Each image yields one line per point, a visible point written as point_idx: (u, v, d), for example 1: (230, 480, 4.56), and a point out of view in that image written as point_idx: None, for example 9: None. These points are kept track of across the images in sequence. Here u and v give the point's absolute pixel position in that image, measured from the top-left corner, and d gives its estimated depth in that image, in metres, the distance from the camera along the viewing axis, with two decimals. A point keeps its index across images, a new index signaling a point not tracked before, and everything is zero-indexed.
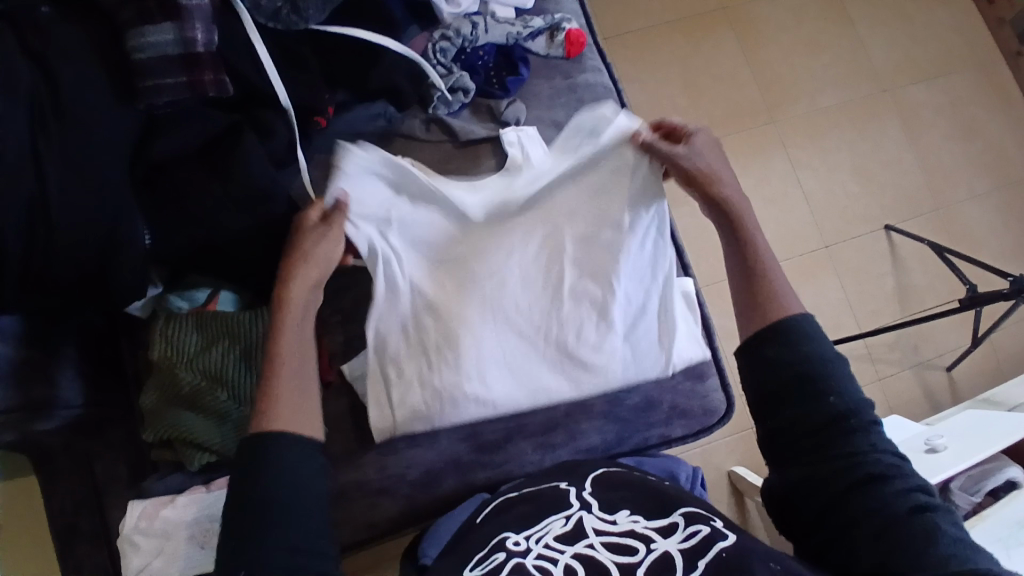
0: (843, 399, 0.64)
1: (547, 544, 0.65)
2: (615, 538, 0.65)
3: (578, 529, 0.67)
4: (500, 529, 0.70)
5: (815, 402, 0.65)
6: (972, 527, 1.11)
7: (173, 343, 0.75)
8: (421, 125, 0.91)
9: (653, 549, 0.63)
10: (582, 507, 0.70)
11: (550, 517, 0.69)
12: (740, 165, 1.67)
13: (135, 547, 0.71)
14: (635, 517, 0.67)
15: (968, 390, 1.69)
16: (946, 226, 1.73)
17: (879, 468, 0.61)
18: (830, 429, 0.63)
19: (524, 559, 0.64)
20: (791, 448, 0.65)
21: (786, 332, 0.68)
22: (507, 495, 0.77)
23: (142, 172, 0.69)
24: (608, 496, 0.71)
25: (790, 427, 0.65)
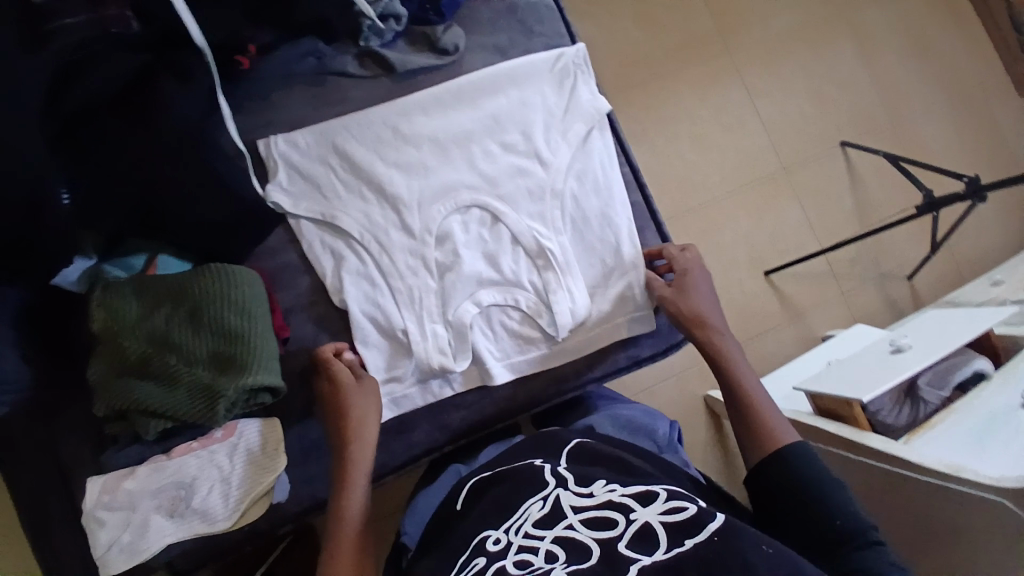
0: (849, 520, 0.62)
1: (527, 534, 0.60)
2: (593, 513, 0.60)
3: (556, 510, 0.61)
4: (480, 526, 0.64)
5: (822, 519, 0.62)
6: (943, 422, 1.14)
7: (114, 311, 0.71)
8: (353, 61, 0.85)
9: (633, 520, 0.58)
10: (559, 485, 0.64)
11: (528, 501, 0.64)
12: (695, 94, 1.64)
13: (101, 525, 0.69)
14: (611, 487, 0.63)
15: (928, 298, 1.73)
16: (900, 138, 1.74)
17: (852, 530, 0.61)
18: (842, 544, 0.60)
19: (503, 560, 0.58)
20: (803, 541, 0.63)
21: (780, 460, 0.68)
22: (480, 476, 0.74)
23: (58, 125, 0.64)
24: (584, 469, 0.67)
25: (782, 503, 0.66)
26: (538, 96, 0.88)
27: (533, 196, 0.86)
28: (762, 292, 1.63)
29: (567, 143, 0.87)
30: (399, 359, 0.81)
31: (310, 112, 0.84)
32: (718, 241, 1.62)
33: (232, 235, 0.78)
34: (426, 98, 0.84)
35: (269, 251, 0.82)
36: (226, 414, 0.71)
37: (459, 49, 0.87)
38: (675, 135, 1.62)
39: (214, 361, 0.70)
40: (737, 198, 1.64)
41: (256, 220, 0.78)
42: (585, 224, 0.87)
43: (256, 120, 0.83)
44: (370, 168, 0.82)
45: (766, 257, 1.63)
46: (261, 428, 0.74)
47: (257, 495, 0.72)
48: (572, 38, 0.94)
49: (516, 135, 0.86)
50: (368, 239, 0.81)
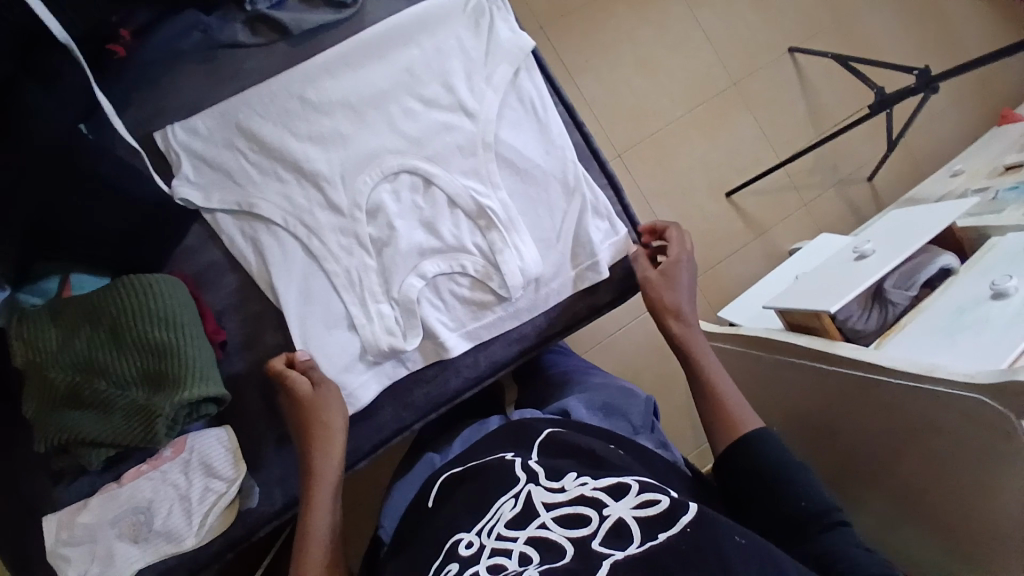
0: (815, 500, 0.61)
1: (499, 535, 0.58)
2: (566, 510, 0.58)
3: (528, 508, 0.59)
4: (452, 528, 0.62)
5: (789, 499, 0.61)
6: (911, 322, 1.15)
7: (34, 344, 0.67)
8: (243, 29, 0.78)
9: (606, 516, 0.56)
10: (530, 480, 0.62)
11: (500, 500, 0.62)
12: (634, 16, 1.56)
13: (66, 561, 0.66)
14: (582, 480, 0.60)
15: (890, 196, 1.73)
16: (847, 35, 1.68)
17: (820, 510, 0.60)
18: (806, 522, 0.59)
19: (476, 565, 0.56)
20: (768, 525, 0.62)
21: (749, 448, 0.66)
22: (450, 472, 0.72)
23: None
24: (555, 461, 0.65)
25: (747, 488, 0.65)
26: (453, 42, 0.81)
27: (463, 152, 0.81)
28: (726, 215, 1.60)
29: (492, 89, 0.81)
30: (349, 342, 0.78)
31: (207, 93, 0.77)
32: (675, 170, 1.58)
33: (144, 241, 0.73)
34: (331, 59, 0.78)
35: (190, 252, 0.77)
36: (169, 432, 0.67)
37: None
38: (618, 63, 1.55)
39: (147, 379, 0.66)
40: (689, 121, 1.59)
41: (167, 221, 0.73)
42: (524, 175, 0.82)
43: (149, 111, 0.76)
44: (282, 147, 0.76)
45: (726, 179, 1.60)
46: (211, 438, 0.71)
47: (217, 502, 0.69)
48: None
49: (435, 90, 0.80)
50: (292, 225, 0.77)
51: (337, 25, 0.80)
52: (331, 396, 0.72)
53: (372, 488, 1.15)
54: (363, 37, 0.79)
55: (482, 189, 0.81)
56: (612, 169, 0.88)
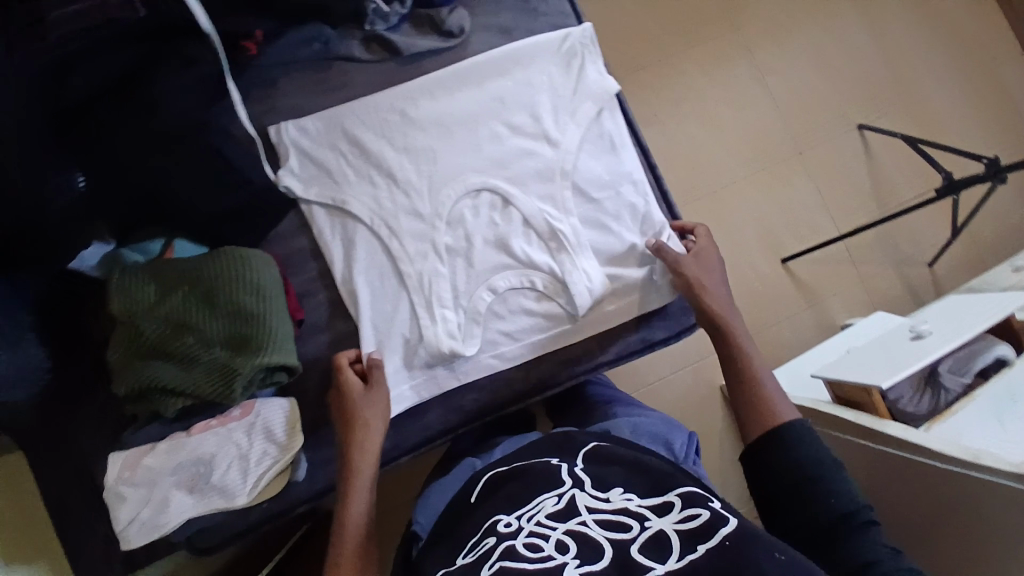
0: (844, 499, 0.62)
1: (539, 522, 0.61)
2: (608, 516, 0.60)
3: (570, 507, 0.62)
4: (492, 511, 0.67)
5: (819, 502, 0.63)
6: (962, 409, 1.12)
7: (129, 294, 0.71)
8: (359, 45, 0.85)
9: (647, 527, 0.58)
10: (575, 485, 0.65)
11: (543, 495, 0.65)
12: (706, 75, 1.62)
13: (123, 499, 0.70)
14: (628, 495, 0.62)
15: (950, 282, 1.70)
16: (919, 117, 1.70)
17: (851, 511, 0.62)
18: (837, 527, 0.61)
19: (513, 540, 0.60)
20: (797, 534, 0.64)
21: (781, 442, 0.67)
22: (495, 470, 0.75)
23: (60, 114, 0.62)
24: (602, 470, 0.67)
25: (778, 489, 0.66)
26: (546, 78, 0.88)
27: (541, 180, 0.86)
28: (778, 279, 1.61)
29: (574, 123, 0.87)
30: (412, 342, 0.83)
31: (317, 97, 0.85)
32: (733, 228, 1.60)
33: (242, 222, 0.79)
34: (433, 81, 0.85)
35: (281, 236, 0.84)
36: (244, 392, 0.72)
37: (464, 31, 0.87)
38: (687, 119, 1.61)
39: (230, 342, 0.72)
40: (751, 183, 1.62)
41: (264, 206, 0.79)
42: (595, 206, 0.87)
43: (264, 106, 0.84)
44: (379, 155, 0.83)
45: (781, 243, 1.62)
46: (275, 407, 0.75)
47: (273, 468, 0.73)
48: (578, 16, 0.93)
49: (523, 119, 0.86)
50: (376, 228, 0.82)
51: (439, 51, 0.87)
52: (378, 393, 0.76)
53: (400, 494, 1.17)
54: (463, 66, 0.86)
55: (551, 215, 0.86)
56: (678, 214, 0.92)
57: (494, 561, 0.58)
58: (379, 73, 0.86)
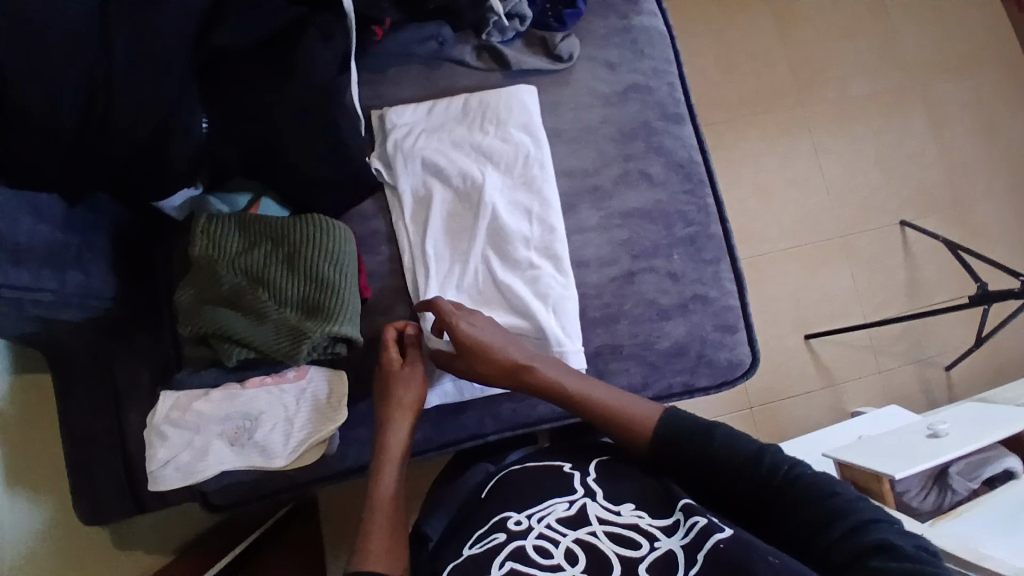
0: (749, 460, 0.63)
1: (549, 525, 0.62)
2: (617, 529, 0.60)
3: (581, 515, 0.62)
4: (502, 509, 0.67)
5: (736, 472, 0.63)
6: (969, 511, 1.14)
7: (214, 239, 0.74)
8: (471, 52, 0.90)
9: (656, 547, 0.58)
10: (586, 493, 0.65)
11: (554, 500, 0.66)
12: (765, 144, 1.67)
13: (164, 440, 0.70)
14: (639, 512, 0.62)
15: (965, 390, 1.71)
16: (961, 225, 1.73)
17: (764, 470, 0.62)
18: (771, 494, 0.61)
19: (524, 540, 0.61)
20: (746, 515, 0.64)
21: (662, 445, 0.68)
22: (509, 469, 0.76)
23: (201, 59, 0.68)
24: (614, 485, 0.67)
25: (706, 476, 0.65)
26: (639, 118, 0.92)
27: (614, 214, 0.89)
28: (800, 354, 1.63)
29: (659, 167, 0.91)
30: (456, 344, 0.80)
31: (421, 93, 0.89)
32: (764, 295, 1.63)
33: (334, 194, 0.81)
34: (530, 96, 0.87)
35: (361, 216, 0.86)
36: (306, 356, 0.73)
37: (572, 58, 0.91)
38: (738, 182, 1.64)
39: (301, 305, 0.73)
40: (790, 255, 1.65)
41: (356, 182, 0.81)
42: (665, 247, 0.89)
43: (370, 93, 0.89)
44: (462, 160, 0.84)
45: (809, 319, 1.64)
46: (329, 378, 0.75)
47: (317, 438, 0.73)
48: (679, 66, 0.96)
49: (612, 152, 0.90)
50: (439, 228, 0.83)
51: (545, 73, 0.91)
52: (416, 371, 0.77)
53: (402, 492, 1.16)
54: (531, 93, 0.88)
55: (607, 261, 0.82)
56: (741, 270, 0.93)
57: (505, 558, 0.59)
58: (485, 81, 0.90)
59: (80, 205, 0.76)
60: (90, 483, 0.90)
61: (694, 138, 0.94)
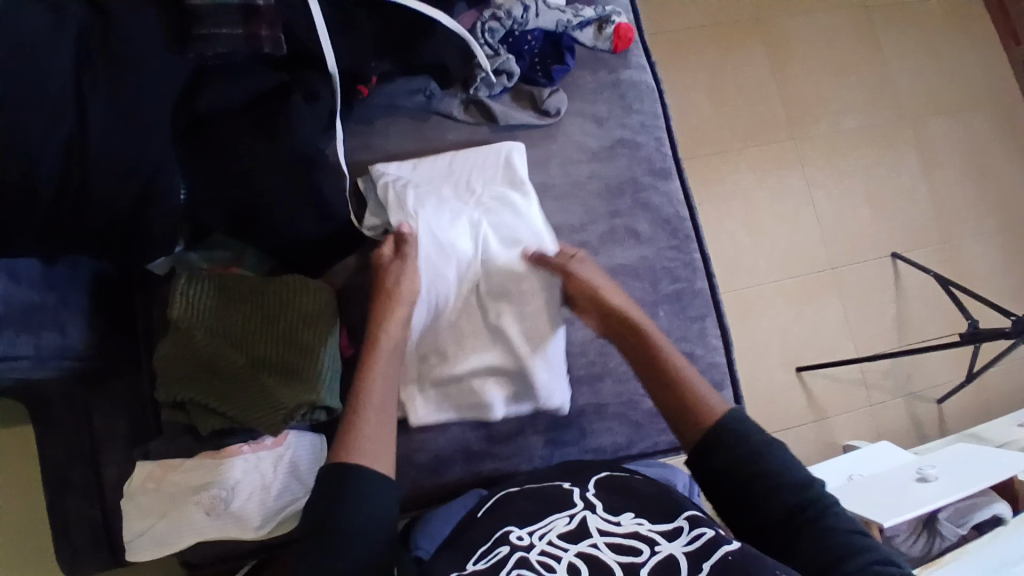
0: (796, 486, 0.61)
1: (551, 542, 0.63)
2: (618, 539, 0.62)
3: (582, 528, 0.64)
4: (502, 523, 0.67)
5: (773, 493, 0.61)
6: (956, 560, 1.14)
7: (193, 301, 0.72)
8: (459, 106, 0.90)
9: (657, 551, 0.60)
10: (586, 507, 0.67)
11: (554, 515, 0.66)
12: (757, 177, 1.66)
13: (138, 505, 0.70)
14: (639, 520, 0.65)
15: (956, 424, 1.71)
16: (951, 260, 1.73)
17: (807, 499, 0.61)
18: (796, 519, 0.60)
19: (527, 553, 0.62)
20: (755, 529, 0.62)
21: (724, 438, 0.65)
22: (505, 490, 0.74)
23: (183, 124, 0.67)
24: (614, 499, 0.68)
25: (730, 488, 0.63)
26: (627, 173, 0.92)
27: (600, 270, 0.89)
28: (791, 388, 1.61)
29: (644, 222, 0.91)
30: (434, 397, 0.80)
31: (408, 145, 0.88)
32: (755, 329, 1.62)
33: (318, 251, 0.81)
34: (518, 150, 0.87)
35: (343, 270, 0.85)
36: (285, 424, 0.72)
37: (560, 113, 0.91)
38: (730, 215, 1.64)
39: (280, 368, 0.73)
40: (782, 288, 1.64)
41: (339, 241, 0.80)
42: (650, 307, 0.89)
43: (357, 142, 0.87)
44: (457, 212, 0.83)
45: (800, 353, 1.63)
46: (309, 442, 0.76)
47: (293, 506, 0.73)
48: (668, 119, 0.97)
49: (599, 207, 0.90)
50: (443, 284, 0.79)
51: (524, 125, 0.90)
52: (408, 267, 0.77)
53: None
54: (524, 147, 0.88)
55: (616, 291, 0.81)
56: (728, 327, 0.92)
57: (510, 569, 0.60)
58: (472, 133, 0.90)
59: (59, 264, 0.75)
60: (66, 538, 0.87)
61: (681, 193, 0.94)
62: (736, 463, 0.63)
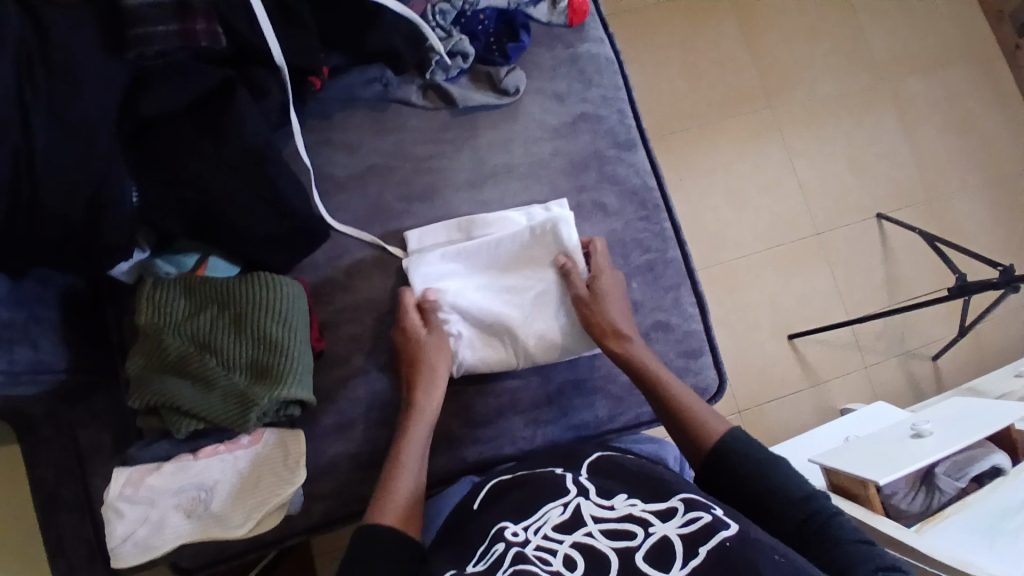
0: (806, 500, 0.64)
1: (546, 535, 0.60)
2: (613, 525, 0.60)
3: (576, 516, 0.62)
4: (499, 518, 0.65)
5: (775, 493, 0.65)
6: (955, 513, 1.13)
7: (160, 308, 0.73)
8: (417, 92, 0.89)
9: (652, 534, 0.58)
10: (580, 493, 0.65)
11: (547, 505, 0.64)
12: (736, 147, 1.66)
13: (120, 516, 0.69)
14: (633, 502, 0.62)
15: (953, 380, 1.70)
16: (936, 216, 1.73)
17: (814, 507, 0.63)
18: (805, 532, 0.61)
19: (523, 548, 0.59)
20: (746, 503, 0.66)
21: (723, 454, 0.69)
22: (500, 478, 0.73)
23: (129, 129, 0.67)
24: (606, 482, 0.67)
25: (736, 496, 0.67)
26: (590, 148, 0.91)
27: None
28: (785, 355, 1.61)
29: (610, 195, 0.90)
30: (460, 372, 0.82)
31: (369, 136, 0.88)
32: (745, 299, 1.61)
33: (285, 248, 0.79)
34: (481, 120, 0.89)
35: (314, 265, 0.85)
36: (257, 421, 0.73)
37: (518, 92, 0.90)
38: (712, 187, 1.63)
39: (251, 369, 0.72)
40: (768, 256, 1.63)
41: (307, 237, 0.79)
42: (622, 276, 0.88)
43: (318, 138, 0.87)
44: (491, 311, 0.82)
45: (791, 320, 1.62)
46: (286, 439, 0.76)
47: (277, 504, 0.73)
48: (630, 91, 0.96)
49: (564, 182, 0.89)
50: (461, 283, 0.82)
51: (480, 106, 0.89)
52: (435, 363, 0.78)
53: None
54: (510, 115, 0.90)
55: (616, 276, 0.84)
56: (702, 293, 0.92)
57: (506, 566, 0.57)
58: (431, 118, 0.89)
59: (26, 280, 0.75)
60: (61, 552, 0.88)
61: (648, 164, 0.94)
62: (738, 478, 0.67)
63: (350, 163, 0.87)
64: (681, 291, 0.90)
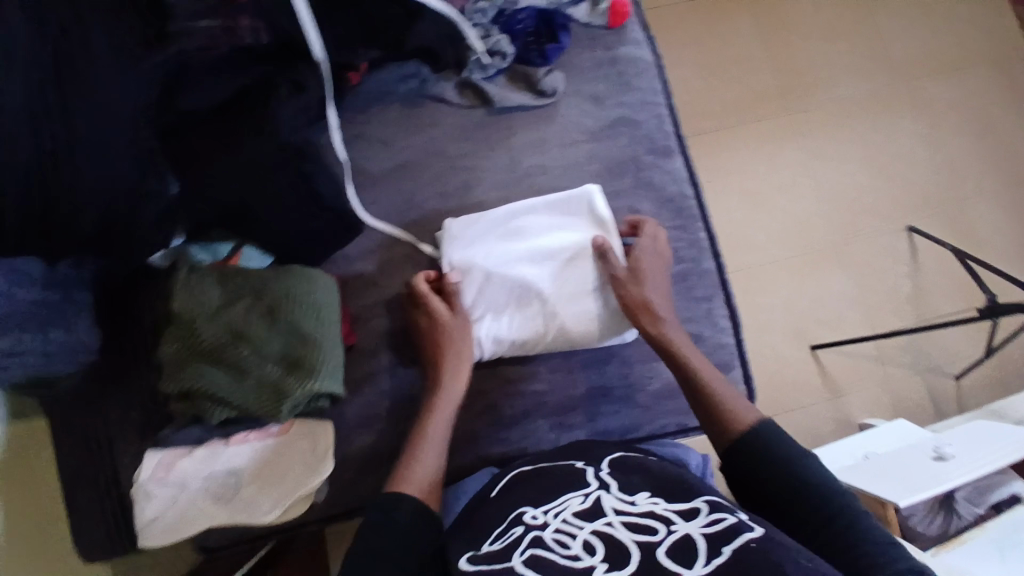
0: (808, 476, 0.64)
1: (565, 520, 0.60)
2: (635, 518, 0.58)
3: (596, 507, 0.61)
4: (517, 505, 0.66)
5: (778, 471, 0.65)
6: (972, 539, 1.10)
7: (195, 294, 0.72)
8: (454, 89, 0.89)
9: (674, 531, 0.56)
10: (601, 487, 0.64)
11: (568, 494, 0.65)
12: (764, 154, 1.64)
13: (150, 497, 0.72)
14: (654, 500, 0.61)
15: (976, 400, 1.67)
16: (968, 232, 1.69)
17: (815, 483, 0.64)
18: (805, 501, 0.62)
19: (541, 531, 0.59)
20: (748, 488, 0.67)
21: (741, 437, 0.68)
22: (521, 469, 0.73)
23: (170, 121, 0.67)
24: (628, 479, 0.66)
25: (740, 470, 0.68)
26: (627, 153, 0.90)
27: None
28: (805, 366, 1.59)
29: (645, 202, 0.89)
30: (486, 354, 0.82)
31: (405, 132, 0.88)
32: (767, 307, 1.59)
33: (317, 240, 0.79)
34: (518, 120, 0.89)
35: (345, 259, 0.85)
36: (289, 413, 0.73)
37: (557, 92, 0.89)
38: (739, 193, 1.61)
39: (283, 360, 0.73)
40: (793, 265, 1.61)
41: (339, 230, 0.79)
42: None
43: (355, 131, 0.87)
44: (522, 284, 0.81)
45: (813, 331, 1.60)
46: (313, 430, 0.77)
47: (302, 494, 0.74)
48: (668, 96, 0.95)
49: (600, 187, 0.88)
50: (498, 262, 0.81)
51: (519, 105, 0.88)
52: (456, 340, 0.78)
53: None
54: (548, 117, 0.89)
55: (654, 249, 0.84)
56: (736, 305, 0.91)
57: (524, 547, 0.57)
58: (467, 116, 0.89)
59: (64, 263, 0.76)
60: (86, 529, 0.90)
61: (685, 171, 0.92)
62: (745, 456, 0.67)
63: (385, 158, 0.87)
64: (714, 300, 0.89)
